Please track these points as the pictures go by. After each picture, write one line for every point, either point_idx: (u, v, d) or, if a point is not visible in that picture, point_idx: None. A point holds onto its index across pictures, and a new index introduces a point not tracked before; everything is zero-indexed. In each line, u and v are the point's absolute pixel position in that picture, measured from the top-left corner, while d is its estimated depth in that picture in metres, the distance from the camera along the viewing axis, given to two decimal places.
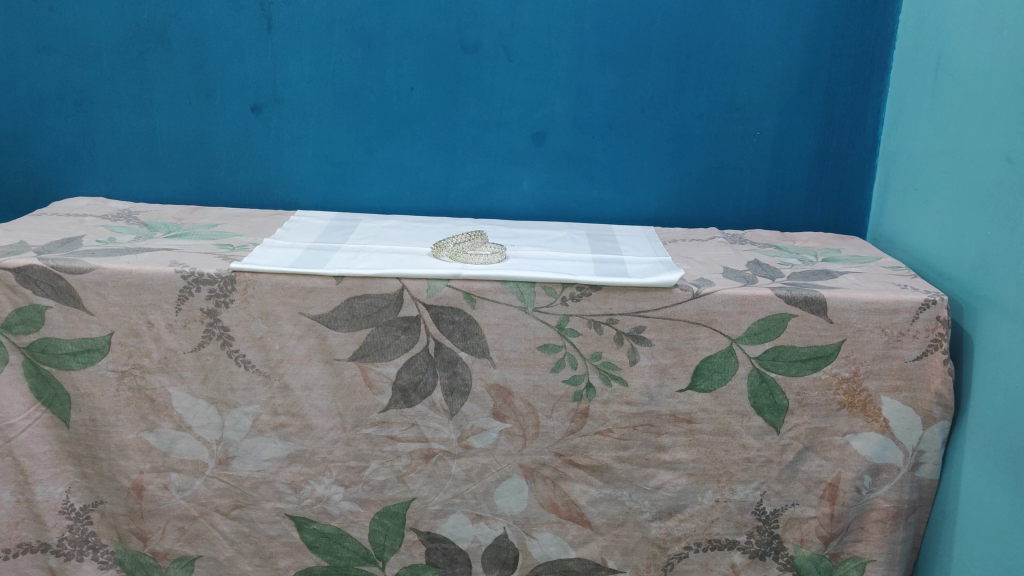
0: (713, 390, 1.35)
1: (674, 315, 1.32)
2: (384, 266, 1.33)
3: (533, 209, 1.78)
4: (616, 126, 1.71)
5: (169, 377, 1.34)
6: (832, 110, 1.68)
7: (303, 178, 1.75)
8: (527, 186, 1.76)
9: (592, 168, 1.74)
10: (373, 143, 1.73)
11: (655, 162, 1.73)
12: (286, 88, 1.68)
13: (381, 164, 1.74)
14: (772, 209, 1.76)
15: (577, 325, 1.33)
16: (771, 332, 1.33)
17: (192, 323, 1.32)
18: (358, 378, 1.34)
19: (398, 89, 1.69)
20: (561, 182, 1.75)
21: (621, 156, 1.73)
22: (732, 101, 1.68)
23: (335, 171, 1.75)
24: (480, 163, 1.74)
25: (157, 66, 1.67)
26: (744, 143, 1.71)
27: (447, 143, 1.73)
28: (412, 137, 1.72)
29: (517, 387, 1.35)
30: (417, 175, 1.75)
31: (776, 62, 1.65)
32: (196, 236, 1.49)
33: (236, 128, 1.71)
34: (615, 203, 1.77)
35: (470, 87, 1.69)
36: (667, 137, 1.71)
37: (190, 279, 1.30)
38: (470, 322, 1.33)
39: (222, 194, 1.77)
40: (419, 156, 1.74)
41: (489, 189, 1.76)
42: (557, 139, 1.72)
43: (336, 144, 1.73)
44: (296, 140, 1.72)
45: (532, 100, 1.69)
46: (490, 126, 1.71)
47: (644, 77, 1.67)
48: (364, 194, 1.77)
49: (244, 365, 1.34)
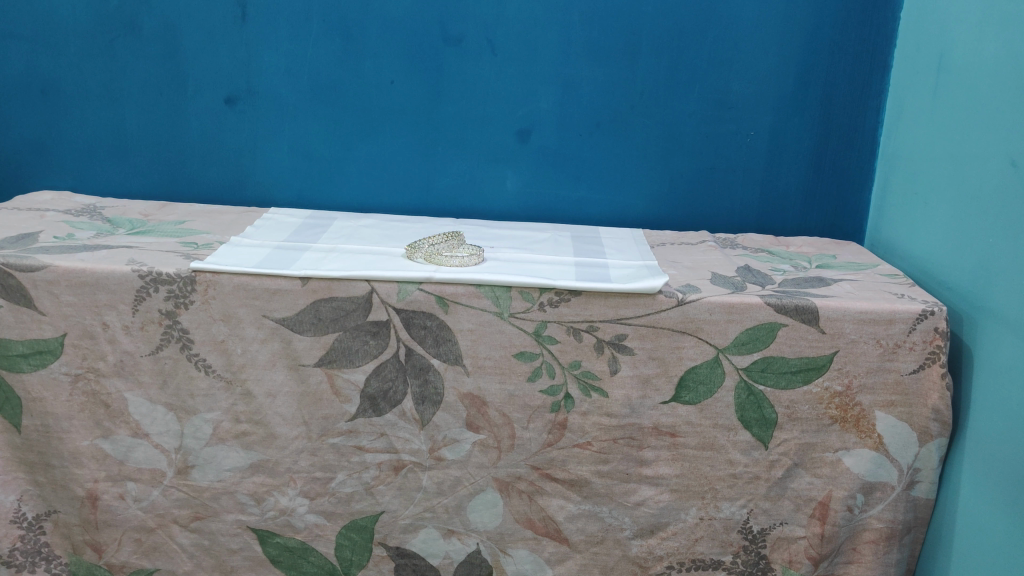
0: (698, 402, 1.29)
1: (658, 323, 1.26)
2: (353, 268, 1.26)
3: (517, 210, 1.71)
4: (605, 124, 1.64)
5: (125, 382, 1.28)
6: (829, 110, 1.62)
7: (278, 175, 1.68)
8: (511, 185, 1.69)
9: (579, 168, 1.67)
10: (351, 139, 1.66)
11: (644, 162, 1.67)
12: (261, 80, 1.61)
13: (359, 161, 1.68)
14: (767, 212, 1.69)
15: (555, 333, 1.26)
16: (760, 343, 1.26)
17: (150, 325, 1.25)
18: (325, 385, 1.28)
19: (378, 83, 1.62)
20: (546, 181, 1.68)
21: (609, 156, 1.66)
22: (725, 99, 1.62)
23: (311, 167, 1.68)
24: (462, 161, 1.67)
25: (126, 55, 1.61)
26: (737, 143, 1.65)
27: (428, 140, 1.66)
28: (392, 134, 1.66)
29: (491, 396, 1.29)
30: (397, 173, 1.68)
31: (771, 58, 1.59)
32: (160, 232, 1.42)
33: (208, 121, 1.64)
34: (603, 205, 1.70)
35: (453, 82, 1.62)
36: (657, 136, 1.65)
37: (148, 278, 1.23)
38: (443, 328, 1.26)
39: (193, 190, 1.70)
40: (399, 153, 1.67)
41: (472, 187, 1.69)
42: (543, 136, 1.65)
43: (313, 139, 1.66)
44: (271, 135, 1.65)
45: (517, 95, 1.63)
46: (474, 122, 1.65)
47: (634, 72, 1.61)
48: (342, 192, 1.70)
49: (205, 370, 1.27)
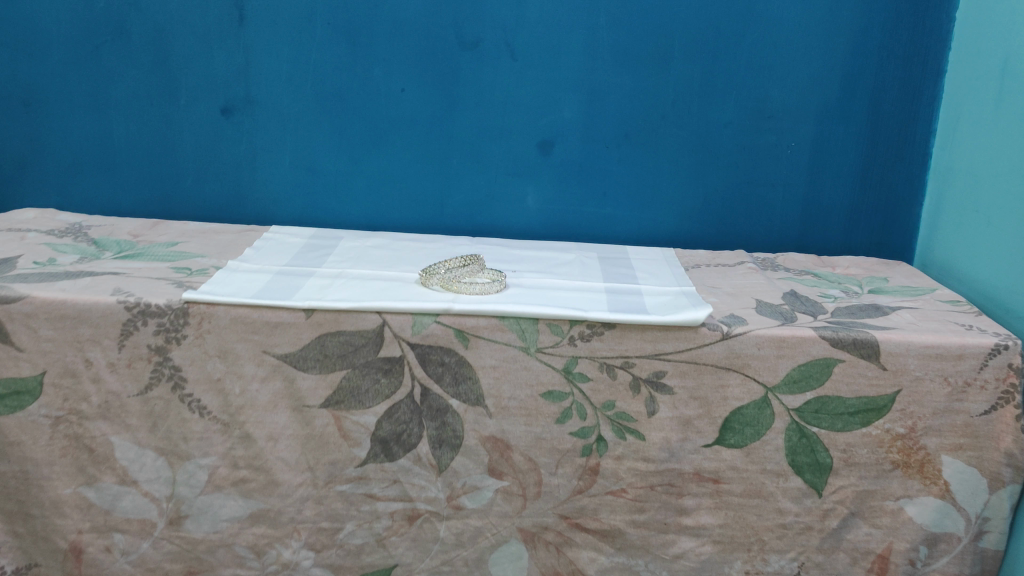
0: (744, 446, 1.16)
1: (701, 359, 1.13)
2: (363, 299, 1.14)
3: (538, 228, 1.59)
4: (633, 134, 1.52)
5: (111, 424, 1.15)
6: (876, 119, 1.50)
7: (280, 190, 1.56)
8: (531, 201, 1.57)
9: (605, 183, 1.55)
10: (359, 152, 1.54)
11: (675, 176, 1.55)
12: (261, 89, 1.49)
13: (368, 176, 1.55)
14: (807, 229, 1.57)
15: (587, 370, 1.14)
16: (814, 381, 1.14)
17: (138, 362, 1.13)
18: (332, 428, 1.16)
19: (388, 91, 1.50)
20: (569, 197, 1.56)
21: (637, 169, 1.54)
22: (764, 107, 1.50)
23: (316, 183, 1.56)
24: (479, 175, 1.55)
25: (114, 61, 1.48)
26: (775, 155, 1.53)
27: (442, 153, 1.54)
28: (403, 146, 1.53)
29: (516, 439, 1.16)
30: (409, 189, 1.56)
31: (814, 63, 1.47)
32: (151, 256, 1.30)
33: (204, 132, 1.52)
34: (630, 222, 1.58)
35: (469, 90, 1.50)
36: (690, 148, 1.53)
37: (136, 310, 1.11)
38: (462, 364, 1.14)
39: (188, 207, 1.58)
40: (410, 168, 1.55)
41: (489, 204, 1.57)
42: (566, 148, 1.53)
43: (318, 152, 1.54)
44: (273, 148, 1.53)
45: (538, 104, 1.50)
46: (491, 134, 1.52)
47: (665, 79, 1.49)
48: (349, 209, 1.58)
49: (199, 411, 1.15)
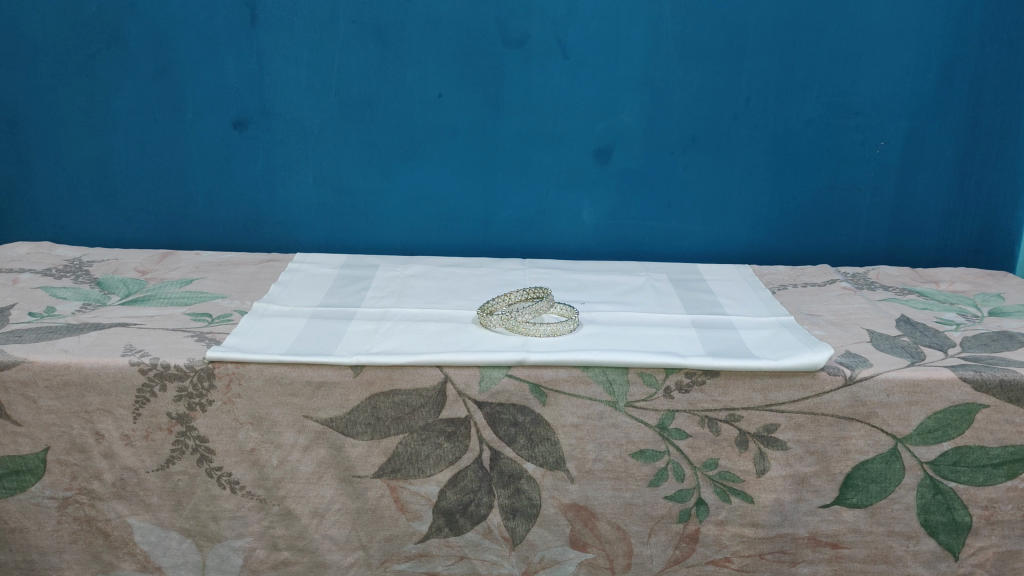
0: (869, 505, 0.99)
1: (819, 409, 0.96)
2: (419, 349, 0.97)
3: (594, 246, 1.42)
4: (701, 138, 1.35)
5: (128, 505, 0.98)
6: (977, 112, 1.33)
7: (303, 213, 1.38)
8: (587, 216, 1.39)
9: (669, 193, 1.38)
10: (391, 167, 1.36)
11: (749, 183, 1.38)
12: (278, 99, 1.31)
13: (402, 194, 1.38)
14: (895, 237, 1.41)
15: (686, 425, 0.97)
16: (952, 430, 0.97)
17: (156, 433, 0.95)
18: (387, 501, 0.99)
19: (423, 97, 1.32)
20: (630, 210, 1.39)
21: (705, 177, 1.37)
22: (849, 103, 1.33)
23: (344, 203, 1.38)
24: (528, 189, 1.38)
25: (112, 73, 1.30)
26: (861, 156, 1.36)
27: (485, 166, 1.36)
28: (441, 159, 1.36)
29: (602, 507, 1.00)
30: (448, 207, 1.39)
31: (907, 51, 1.30)
32: (163, 299, 1.12)
33: (216, 150, 1.34)
34: (697, 236, 1.41)
35: (515, 93, 1.32)
36: (765, 150, 1.36)
37: (152, 374, 0.93)
38: (539, 423, 0.97)
39: (200, 234, 1.40)
40: (449, 183, 1.37)
41: (540, 220, 1.40)
42: (626, 156, 1.36)
43: (345, 168, 1.36)
44: (294, 166, 1.35)
45: (594, 107, 1.33)
46: (540, 142, 1.35)
47: (737, 74, 1.31)
48: (382, 231, 1.40)
49: (231, 487, 0.97)
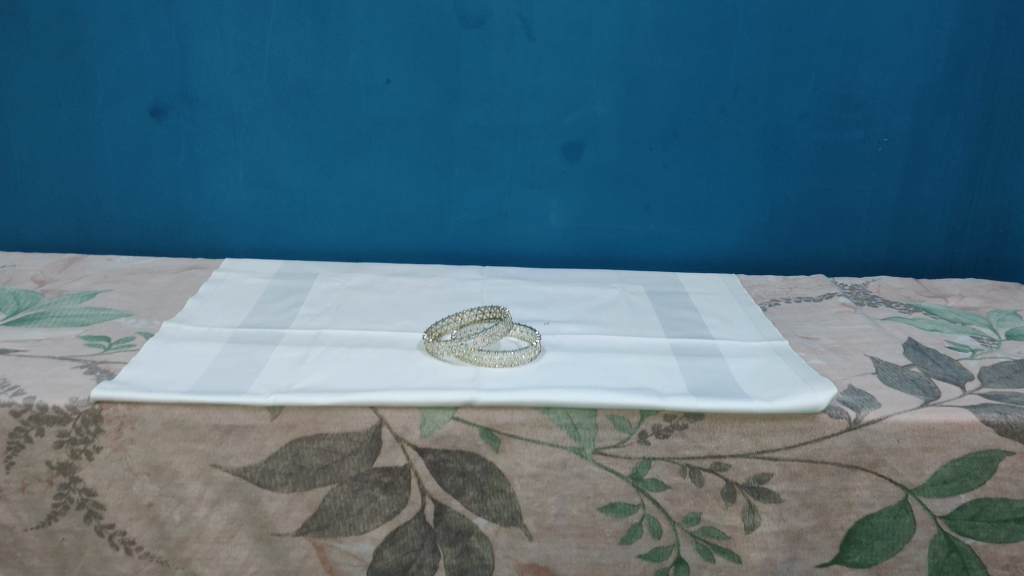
0: (873, 565, 0.86)
1: (819, 456, 0.82)
2: (350, 386, 0.82)
3: (563, 252, 1.27)
4: (683, 132, 1.20)
5: (4, 568, 0.83)
6: (989, 107, 1.19)
7: (235, 212, 1.23)
8: (555, 220, 1.25)
9: (646, 194, 1.24)
10: (334, 162, 1.21)
11: (735, 184, 1.23)
12: (203, 83, 1.15)
13: (346, 193, 1.22)
14: (895, 244, 1.28)
15: (663, 475, 0.83)
16: (971, 480, 0.84)
17: (33, 486, 0.80)
18: (313, 563, 0.84)
19: (369, 83, 1.16)
20: (603, 213, 1.24)
21: (687, 176, 1.23)
22: (849, 94, 1.18)
23: (281, 202, 1.23)
24: (489, 189, 1.22)
25: (9, 52, 1.13)
26: (859, 155, 1.22)
27: (440, 162, 1.21)
28: (390, 154, 1.20)
29: (566, 567, 0.86)
30: (399, 207, 1.23)
31: (915, 38, 1.15)
32: (57, 318, 0.96)
33: (131, 141, 1.18)
34: (678, 242, 1.27)
35: (472, 80, 1.17)
36: (754, 147, 1.21)
37: (25, 417, 0.78)
38: (491, 473, 0.82)
39: (118, 235, 1.24)
40: (400, 181, 1.22)
41: (502, 223, 1.25)
42: (599, 151, 1.21)
43: (282, 163, 1.20)
44: (222, 160, 1.20)
45: (563, 97, 1.18)
46: (502, 136, 1.20)
47: (725, 61, 1.16)
48: (325, 234, 1.25)
49: (126, 548, 0.82)
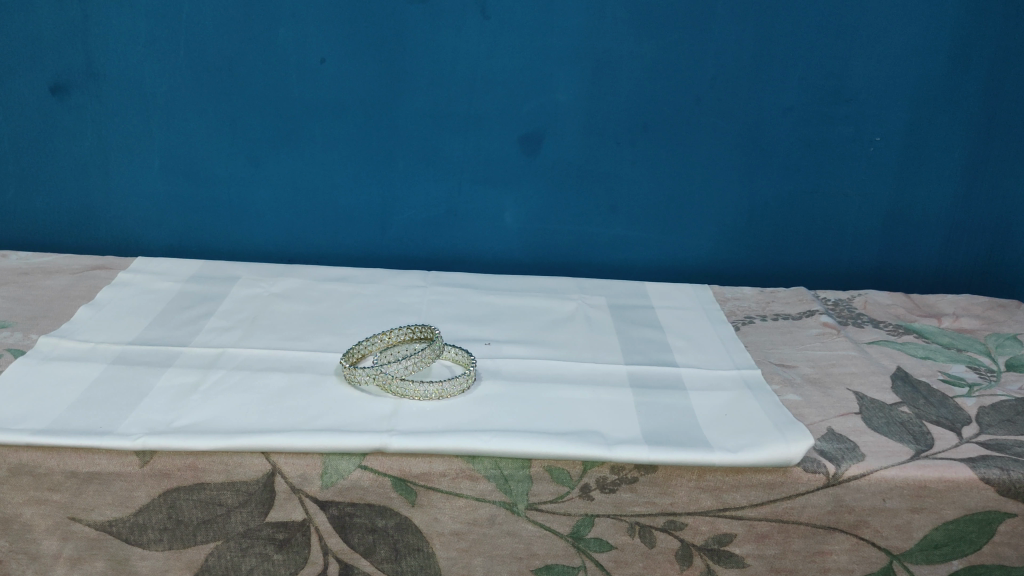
0: None
1: (790, 516, 0.70)
2: (240, 425, 0.69)
3: (519, 255, 1.14)
4: (654, 125, 1.07)
5: None
6: (996, 104, 1.07)
7: (150, 204, 1.10)
8: (510, 220, 1.12)
9: (613, 194, 1.11)
10: (262, 151, 1.08)
11: (711, 184, 1.11)
12: (111, 58, 1.02)
13: (276, 185, 1.09)
14: (886, 255, 1.16)
15: (608, 533, 0.71)
16: (965, 544, 0.73)
17: None
18: None
19: (301, 63, 1.03)
20: (564, 213, 1.12)
21: (658, 175, 1.10)
22: (839, 87, 1.06)
23: (203, 193, 1.10)
24: (436, 184, 1.10)
25: None
26: (849, 155, 1.09)
27: (382, 153, 1.08)
28: (326, 142, 1.07)
29: None
30: (335, 202, 1.11)
31: (915, 25, 1.02)
32: None
33: (31, 122, 1.06)
34: (646, 247, 1.14)
35: (418, 61, 1.03)
36: (733, 144, 1.08)
37: None
38: (407, 529, 0.70)
39: (21, 226, 1.12)
40: (337, 173, 1.09)
41: (451, 223, 1.12)
42: (560, 145, 1.08)
43: (202, 150, 1.07)
44: (133, 145, 1.07)
45: (519, 83, 1.04)
46: (451, 125, 1.06)
47: (702, 46, 1.03)
48: (252, 230, 1.12)
49: None
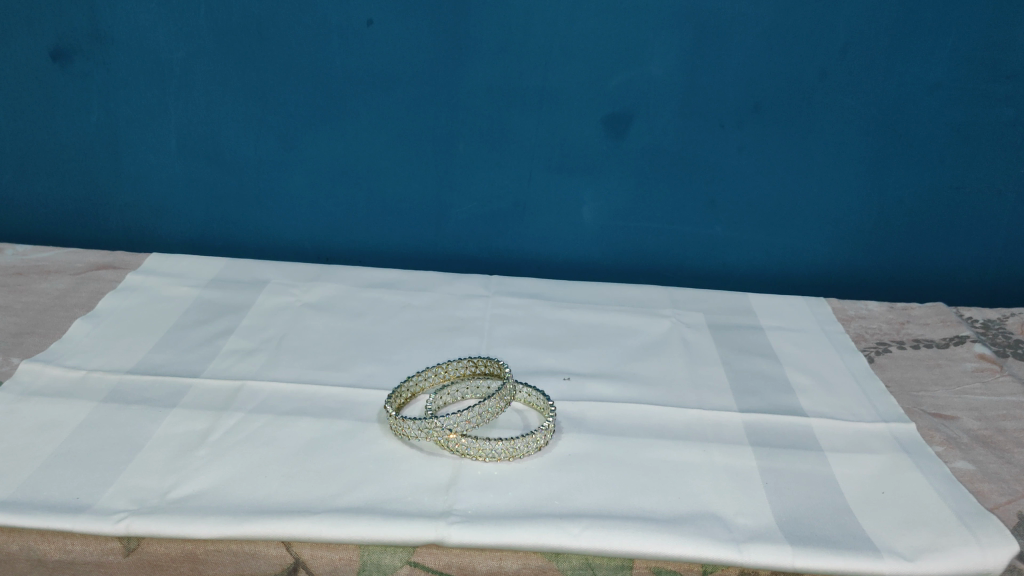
0: None
1: None
2: (254, 501, 0.54)
3: (598, 257, 0.97)
4: (767, 105, 0.88)
5: None
6: None
7: (167, 191, 0.95)
8: (588, 216, 0.94)
9: (712, 186, 0.92)
10: (297, 131, 0.91)
11: (833, 176, 0.92)
12: (119, 19, 0.86)
13: (314, 170, 0.93)
14: None
15: None
16: None
17: None
18: None
19: (345, 25, 0.86)
20: (652, 210, 0.94)
21: (768, 164, 0.91)
22: (1001, 61, 0.86)
23: (229, 179, 0.94)
24: (502, 173, 0.92)
25: None
26: (1006, 144, 0.90)
27: (439, 135, 0.91)
28: (371, 122, 0.90)
29: None
30: (383, 192, 0.94)
31: None
32: None
33: (29, 94, 0.91)
34: (748, 251, 0.96)
35: (482, 24, 0.85)
36: (862, 129, 0.89)
37: None
38: None
39: (23, 214, 0.98)
40: (385, 158, 0.92)
41: (519, 219, 0.95)
42: (652, 128, 0.89)
43: (227, 129, 0.91)
44: (146, 122, 0.91)
45: (605, 53, 0.86)
46: (521, 102, 0.89)
47: (832, 8, 0.83)
48: (285, 222, 0.96)
49: None
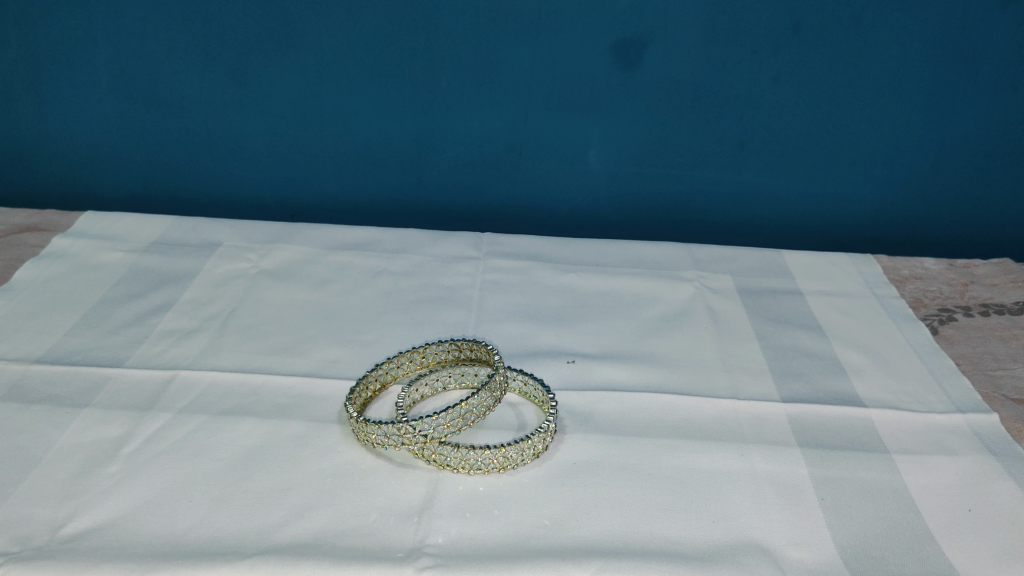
0: None
1: None
2: (170, 537, 0.42)
3: (606, 207, 0.84)
4: (808, 28, 0.74)
5: None
6: None
7: (108, 136, 0.82)
8: (595, 161, 0.81)
9: (740, 125, 0.79)
10: (251, 66, 0.77)
11: (880, 111, 0.78)
12: None
13: (273, 112, 0.80)
14: None
15: None
16: None
17: None
18: None
19: None
20: (668, 153, 0.81)
21: (807, 98, 0.77)
22: None
23: (177, 122, 0.81)
24: (493, 112, 0.79)
25: None
26: None
27: (417, 69, 0.77)
28: (336, 55, 0.76)
29: None
30: (356, 137, 0.81)
31: None
32: None
33: None
34: (779, 197, 0.84)
35: None
36: (919, 55, 0.75)
37: None
38: None
39: None
40: (355, 97, 0.78)
41: (514, 165, 0.82)
42: (670, 57, 0.75)
43: (168, 64, 0.77)
44: (76, 57, 0.78)
45: None
46: (514, 29, 0.74)
47: None
48: (245, 171, 0.84)
49: None
